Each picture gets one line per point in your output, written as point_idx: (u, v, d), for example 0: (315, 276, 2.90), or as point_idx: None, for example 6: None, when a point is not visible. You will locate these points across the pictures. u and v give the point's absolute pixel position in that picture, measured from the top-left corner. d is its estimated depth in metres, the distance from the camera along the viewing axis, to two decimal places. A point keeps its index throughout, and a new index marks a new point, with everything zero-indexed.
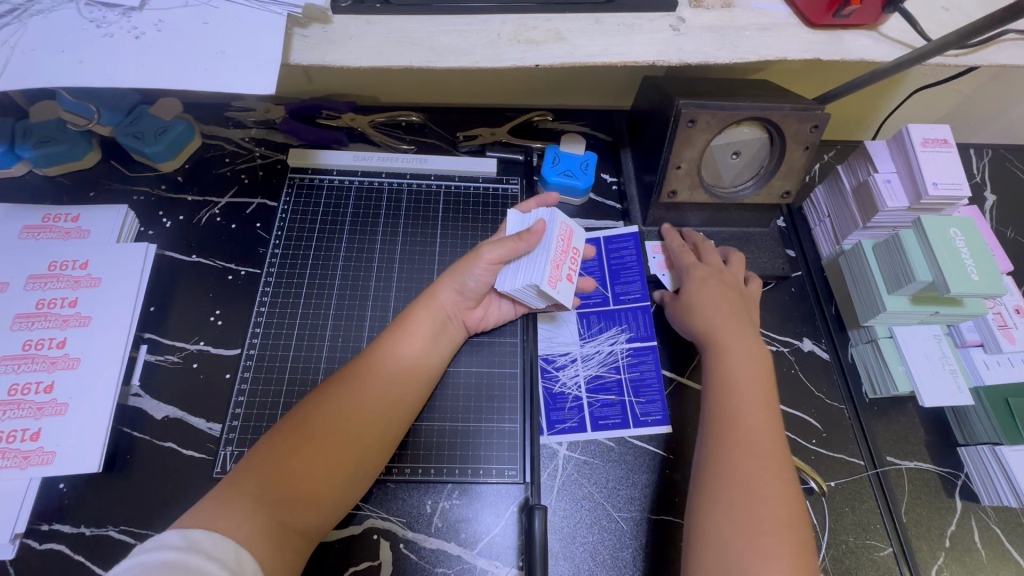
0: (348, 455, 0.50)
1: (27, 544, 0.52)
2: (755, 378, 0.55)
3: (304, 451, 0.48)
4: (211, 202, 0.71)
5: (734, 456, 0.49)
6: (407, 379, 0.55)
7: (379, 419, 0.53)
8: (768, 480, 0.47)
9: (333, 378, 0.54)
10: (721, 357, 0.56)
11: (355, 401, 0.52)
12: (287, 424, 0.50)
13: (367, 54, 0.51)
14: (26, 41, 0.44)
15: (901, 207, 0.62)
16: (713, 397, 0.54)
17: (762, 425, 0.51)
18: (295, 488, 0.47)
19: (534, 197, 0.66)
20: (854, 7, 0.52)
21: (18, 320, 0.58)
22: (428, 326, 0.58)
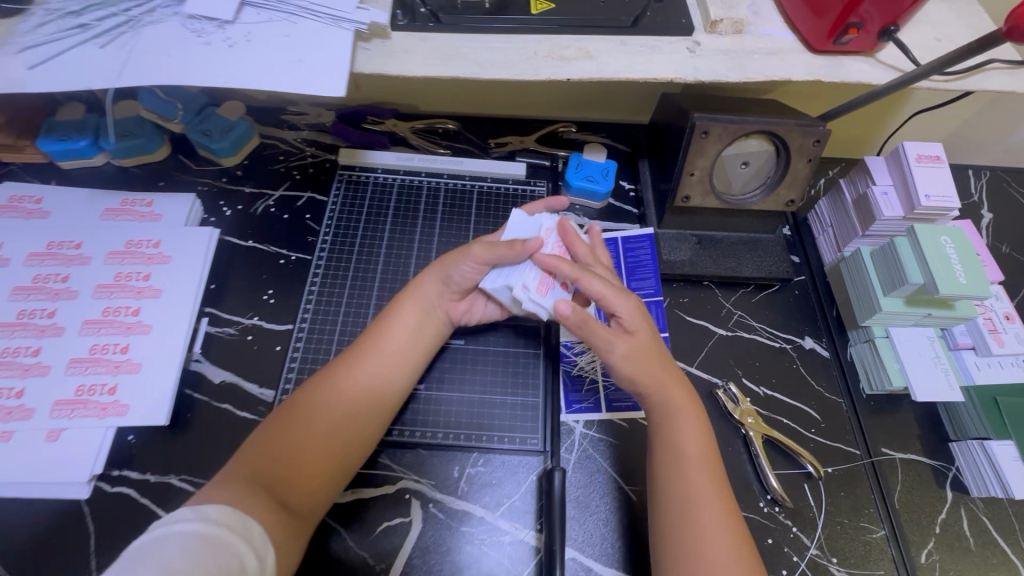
0: (335, 446, 0.55)
1: (100, 486, 0.58)
2: (704, 430, 0.56)
3: (289, 451, 0.52)
4: (266, 195, 0.78)
5: (691, 532, 0.50)
6: (387, 376, 0.59)
7: (359, 412, 0.57)
8: (727, 555, 0.49)
9: (311, 383, 0.57)
10: (671, 424, 0.56)
11: (336, 401, 0.56)
12: (272, 427, 0.54)
13: (421, 65, 0.59)
14: (138, 46, 0.52)
15: (896, 216, 0.67)
16: (667, 469, 0.54)
17: (716, 494, 0.52)
18: (288, 480, 0.51)
19: (542, 201, 0.71)
20: (852, 36, 0.59)
21: (100, 289, 0.65)
22: (410, 322, 0.62)
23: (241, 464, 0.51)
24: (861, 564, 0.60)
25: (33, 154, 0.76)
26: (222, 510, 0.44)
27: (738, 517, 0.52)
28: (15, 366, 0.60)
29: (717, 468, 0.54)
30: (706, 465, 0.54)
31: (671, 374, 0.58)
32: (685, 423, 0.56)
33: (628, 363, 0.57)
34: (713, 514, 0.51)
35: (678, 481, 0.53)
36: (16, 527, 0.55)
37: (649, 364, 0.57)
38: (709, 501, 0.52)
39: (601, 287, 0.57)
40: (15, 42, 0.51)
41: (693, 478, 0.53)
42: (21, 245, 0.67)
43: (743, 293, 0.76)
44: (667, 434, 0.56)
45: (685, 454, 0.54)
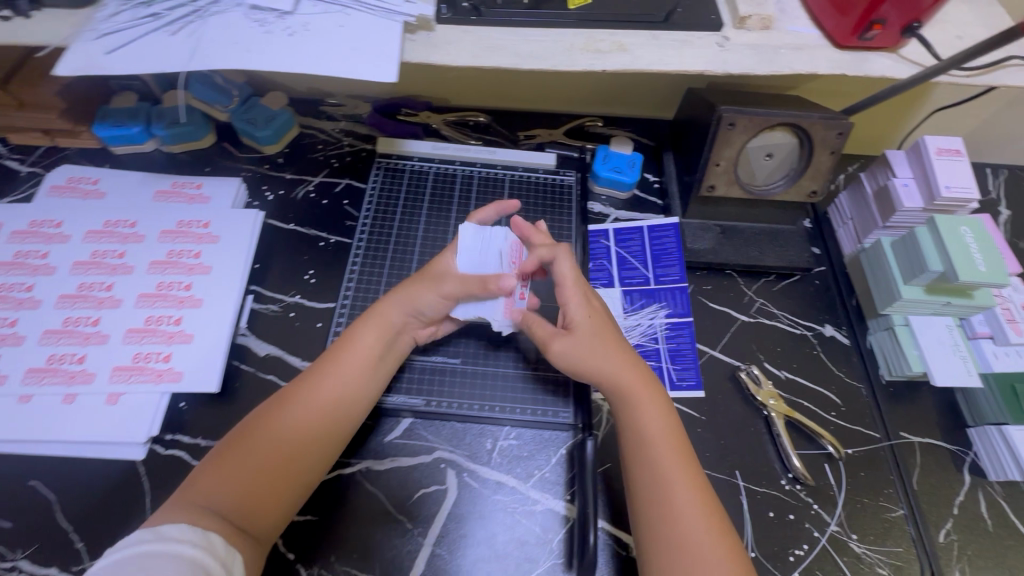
0: (291, 468, 0.54)
1: (154, 448, 0.61)
2: (664, 407, 0.58)
3: (242, 472, 0.51)
4: (306, 181, 0.82)
5: (668, 513, 0.51)
6: (343, 395, 0.58)
7: (315, 431, 0.56)
8: (705, 531, 0.50)
9: (264, 406, 0.56)
10: (633, 409, 0.57)
11: (292, 421, 0.55)
12: (223, 451, 0.52)
13: (464, 56, 0.62)
14: (206, 34, 0.55)
15: (916, 207, 0.70)
16: (634, 453, 0.56)
17: (684, 474, 0.53)
18: (245, 501, 0.50)
19: (492, 205, 0.69)
20: (876, 32, 0.61)
21: (154, 265, 0.69)
22: (371, 341, 0.61)
23: (192, 486, 0.50)
24: (880, 541, 0.62)
25: (89, 138, 0.80)
26: (191, 530, 0.44)
27: (710, 494, 0.53)
28: (77, 335, 0.64)
29: (681, 443, 0.56)
30: (668, 439, 0.56)
31: (626, 357, 0.60)
32: (644, 404, 0.58)
33: (587, 352, 0.60)
34: (682, 490, 0.52)
35: (645, 460, 0.55)
36: (78, 484, 0.58)
37: (600, 350, 0.60)
38: (678, 475, 0.53)
39: (565, 273, 0.63)
40: (95, 29, 0.55)
41: (657, 454, 0.55)
42: (81, 223, 0.71)
43: (765, 282, 0.78)
44: (631, 417, 0.57)
45: (648, 434, 0.56)
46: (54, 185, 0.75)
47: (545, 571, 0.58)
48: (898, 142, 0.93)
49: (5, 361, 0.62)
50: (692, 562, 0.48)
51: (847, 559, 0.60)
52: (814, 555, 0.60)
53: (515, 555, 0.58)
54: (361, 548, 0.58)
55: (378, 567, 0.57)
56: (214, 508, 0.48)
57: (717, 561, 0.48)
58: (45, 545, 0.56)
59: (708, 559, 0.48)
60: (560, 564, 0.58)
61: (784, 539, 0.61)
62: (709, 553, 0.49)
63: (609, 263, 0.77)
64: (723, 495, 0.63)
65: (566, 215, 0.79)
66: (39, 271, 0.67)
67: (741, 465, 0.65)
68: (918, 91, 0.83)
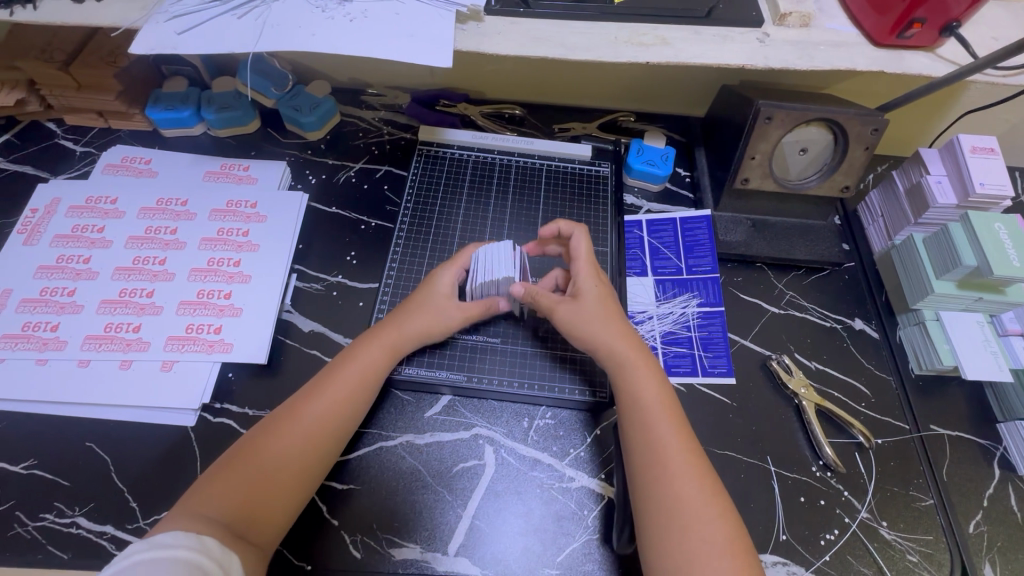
0: (292, 479, 0.53)
1: (204, 416, 0.63)
2: (658, 376, 0.60)
3: (245, 482, 0.51)
4: (347, 167, 0.84)
5: (660, 475, 0.53)
6: (344, 407, 0.58)
7: (317, 442, 0.55)
8: (699, 496, 0.51)
9: (267, 419, 0.56)
10: (630, 381, 0.59)
11: (294, 432, 0.55)
12: (227, 462, 0.52)
13: (513, 46, 0.63)
14: (272, 18, 0.58)
15: (950, 204, 0.71)
16: (630, 419, 0.57)
17: (679, 442, 0.55)
18: (245, 507, 0.50)
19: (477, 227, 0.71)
20: (916, 30, 0.62)
21: (205, 242, 0.72)
22: (374, 355, 0.61)
23: (196, 495, 0.50)
24: (911, 530, 0.62)
25: (140, 121, 0.83)
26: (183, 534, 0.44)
27: (703, 460, 0.55)
28: (133, 305, 0.67)
29: (675, 409, 0.58)
30: (663, 406, 0.57)
31: (621, 331, 0.62)
32: (639, 374, 0.59)
33: (586, 326, 0.62)
34: (675, 455, 0.54)
35: (640, 423, 0.57)
36: (133, 447, 0.61)
37: (600, 324, 0.62)
38: (672, 439, 0.55)
39: (582, 249, 0.67)
40: (165, 11, 0.58)
41: (652, 417, 0.56)
42: (134, 200, 0.75)
43: (795, 275, 0.79)
44: (626, 384, 0.59)
45: (643, 399, 0.58)
46: (109, 163, 0.79)
47: (581, 544, 0.59)
48: (930, 142, 0.94)
49: (66, 328, 0.65)
50: (683, 518, 0.50)
51: (878, 546, 0.61)
52: (844, 540, 0.61)
53: (551, 529, 0.60)
54: (402, 516, 0.60)
55: (419, 535, 0.59)
56: (216, 516, 0.48)
57: (710, 519, 0.50)
58: (102, 504, 0.58)
59: (701, 516, 0.50)
60: (596, 538, 0.59)
61: (815, 523, 0.62)
62: (702, 511, 0.50)
63: (642, 253, 0.79)
64: (755, 479, 0.64)
65: (600, 204, 0.81)
66: (96, 244, 0.71)
67: (773, 451, 0.66)
68: (948, 93, 0.84)
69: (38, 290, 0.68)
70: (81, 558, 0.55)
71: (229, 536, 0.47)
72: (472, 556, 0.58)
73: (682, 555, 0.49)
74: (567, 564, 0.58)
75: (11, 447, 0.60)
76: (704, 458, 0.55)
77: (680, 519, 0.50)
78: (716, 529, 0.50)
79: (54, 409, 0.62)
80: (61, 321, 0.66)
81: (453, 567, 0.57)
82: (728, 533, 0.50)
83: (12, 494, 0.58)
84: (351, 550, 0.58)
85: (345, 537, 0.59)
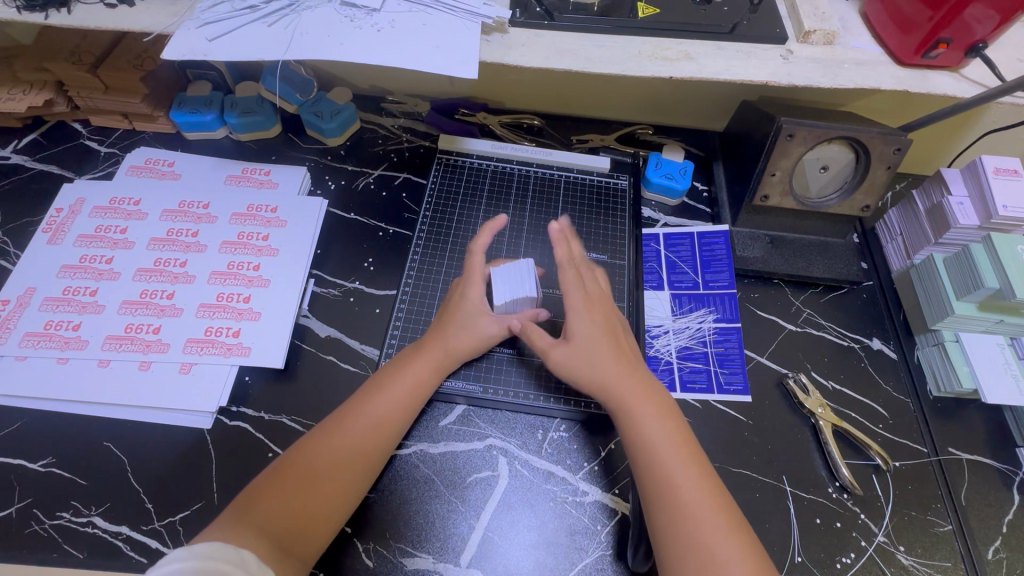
0: (339, 492, 0.54)
1: (220, 419, 0.63)
2: (665, 414, 0.58)
3: (296, 494, 0.51)
4: (366, 173, 0.85)
5: (681, 519, 0.51)
6: (393, 422, 0.58)
7: (366, 456, 0.56)
8: (725, 538, 0.49)
9: (313, 431, 0.56)
10: (637, 422, 0.57)
11: (343, 444, 0.55)
12: (278, 471, 0.53)
13: (536, 58, 0.61)
14: (302, 27, 0.59)
15: (972, 225, 0.70)
16: (640, 461, 0.55)
17: (696, 482, 0.53)
18: (286, 523, 0.49)
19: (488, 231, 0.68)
20: (941, 50, 0.61)
21: (226, 245, 0.73)
22: (422, 371, 0.61)
23: (248, 505, 0.50)
24: (928, 555, 0.62)
25: (165, 124, 0.84)
26: (194, 548, 0.42)
27: (724, 496, 0.53)
28: (153, 306, 0.68)
29: (687, 443, 0.56)
30: (675, 443, 0.55)
31: (626, 364, 0.60)
32: (645, 413, 0.57)
33: (592, 362, 0.60)
34: (694, 496, 0.51)
35: (653, 464, 0.54)
36: (149, 448, 0.61)
37: (609, 359, 0.60)
38: (686, 476, 0.53)
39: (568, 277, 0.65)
40: (197, 18, 0.59)
41: (661, 455, 0.54)
42: (157, 202, 0.76)
43: (812, 293, 0.79)
44: (631, 425, 0.57)
45: (649, 438, 0.56)
46: (133, 165, 0.80)
47: (594, 560, 0.59)
48: (950, 162, 0.94)
49: (87, 327, 0.66)
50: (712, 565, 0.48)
51: (894, 570, 0.61)
52: (861, 564, 0.61)
53: (564, 543, 0.60)
54: (414, 524, 0.60)
55: (432, 546, 0.59)
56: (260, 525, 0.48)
57: (732, 559, 0.48)
58: (118, 504, 0.58)
59: (722, 557, 0.48)
60: (609, 554, 0.59)
61: (831, 546, 0.61)
62: (731, 555, 0.48)
63: (659, 266, 0.79)
64: (770, 498, 0.64)
65: (618, 216, 0.81)
66: (118, 245, 0.72)
67: (789, 471, 0.66)
68: (970, 113, 0.84)
69: (61, 289, 0.69)
70: (97, 557, 0.55)
71: (274, 550, 0.47)
72: (485, 570, 0.58)
73: None
74: None
75: (30, 444, 0.61)
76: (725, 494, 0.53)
77: (700, 562, 0.48)
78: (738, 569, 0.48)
79: (73, 408, 0.62)
80: (82, 321, 0.66)
81: None
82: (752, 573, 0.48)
83: (30, 491, 0.58)
84: (362, 559, 0.58)
85: (358, 545, 0.58)
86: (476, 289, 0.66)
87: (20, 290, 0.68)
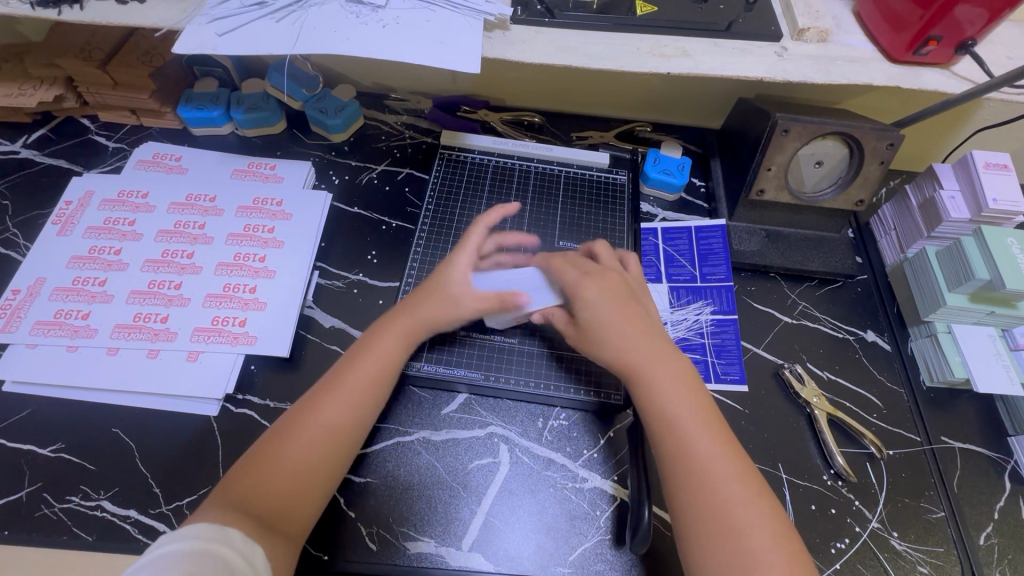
0: (318, 472, 0.54)
1: (226, 406, 0.64)
2: (686, 382, 0.57)
3: (273, 478, 0.51)
4: (370, 168, 0.86)
5: (702, 484, 0.52)
6: (366, 395, 0.58)
7: (342, 430, 0.56)
8: (744, 501, 0.50)
9: (286, 415, 0.56)
10: (657, 392, 0.57)
11: (316, 426, 0.55)
12: (257, 450, 0.53)
13: (537, 54, 0.63)
14: (308, 22, 0.60)
15: (963, 218, 0.72)
16: (663, 430, 0.55)
17: (718, 450, 0.53)
18: (266, 506, 0.50)
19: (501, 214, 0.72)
20: (931, 47, 0.62)
21: (232, 237, 0.74)
22: (391, 343, 0.61)
23: (224, 491, 0.50)
24: (921, 541, 0.63)
25: (172, 120, 0.86)
26: (200, 526, 0.45)
27: (744, 460, 0.54)
28: (160, 296, 0.69)
29: (706, 414, 0.56)
30: (695, 410, 0.56)
31: (639, 335, 0.60)
32: (663, 379, 0.57)
33: (602, 335, 0.60)
34: (713, 462, 0.52)
35: (672, 431, 0.55)
36: (158, 434, 0.62)
37: (625, 330, 0.60)
38: (706, 443, 0.54)
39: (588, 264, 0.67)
40: (207, 14, 0.60)
41: (678, 422, 0.55)
42: (164, 195, 0.77)
43: (807, 286, 0.80)
44: (651, 394, 0.57)
45: (667, 410, 0.56)
46: (141, 159, 0.81)
47: (594, 544, 0.60)
48: (943, 158, 0.95)
49: (96, 316, 0.67)
50: (730, 527, 0.49)
51: (888, 555, 0.62)
52: (855, 549, 0.62)
53: (564, 528, 0.61)
54: (417, 510, 0.61)
55: (433, 530, 0.60)
56: (243, 505, 0.49)
57: (754, 527, 0.49)
58: (126, 489, 0.59)
59: (744, 525, 0.49)
60: (608, 539, 0.60)
61: (827, 531, 0.63)
62: (750, 517, 0.50)
63: (657, 259, 0.80)
64: (766, 484, 0.65)
65: (617, 210, 0.83)
66: (127, 237, 0.73)
67: (784, 459, 0.67)
68: (963, 110, 0.85)
69: (70, 279, 0.70)
70: (106, 539, 0.57)
71: (259, 528, 0.48)
72: (487, 553, 0.59)
73: (735, 563, 0.48)
74: (579, 563, 0.59)
75: (41, 430, 0.62)
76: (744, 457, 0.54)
77: (720, 524, 0.50)
78: (759, 536, 0.49)
79: (82, 395, 0.64)
80: (91, 310, 0.68)
81: (466, 562, 0.58)
82: (774, 538, 0.49)
83: (40, 476, 0.60)
84: (367, 542, 0.59)
85: (361, 529, 0.60)
86: (465, 258, 0.66)
87: (29, 280, 0.70)
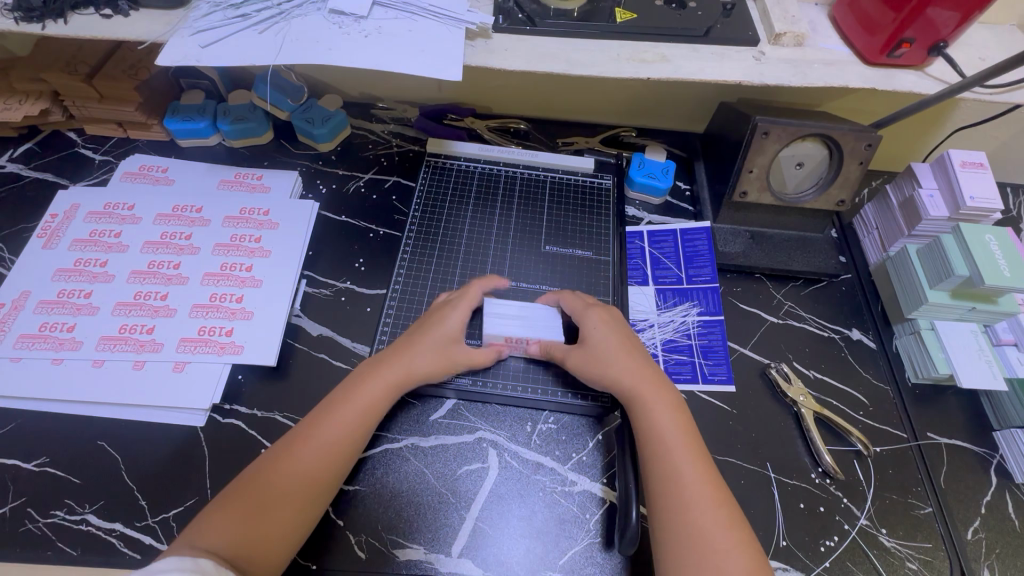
0: (296, 509, 0.54)
1: (213, 416, 0.64)
2: (676, 409, 0.60)
3: (251, 511, 0.52)
4: (357, 177, 0.87)
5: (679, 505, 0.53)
6: (344, 442, 0.57)
7: (315, 473, 0.55)
8: (718, 527, 0.51)
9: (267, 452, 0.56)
10: (650, 415, 0.59)
11: (294, 466, 0.55)
12: (233, 490, 0.53)
13: (518, 62, 0.64)
14: (291, 33, 0.61)
15: (942, 216, 0.73)
16: (651, 452, 0.57)
17: (698, 474, 0.55)
18: (242, 539, 0.50)
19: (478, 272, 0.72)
20: (904, 50, 0.63)
21: (219, 247, 0.75)
22: (373, 391, 0.60)
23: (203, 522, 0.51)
24: (910, 537, 0.63)
25: (159, 132, 0.86)
26: (183, 557, 0.46)
27: (721, 487, 0.55)
28: (147, 307, 0.69)
29: (693, 440, 0.58)
30: (680, 434, 0.58)
31: (637, 365, 0.63)
32: (654, 404, 0.60)
33: (603, 362, 0.63)
34: (692, 486, 0.54)
35: (658, 452, 0.57)
36: (145, 445, 0.62)
37: (615, 361, 0.63)
38: (688, 467, 0.55)
39: (575, 302, 0.69)
40: (190, 27, 0.61)
41: (667, 447, 0.57)
42: (152, 207, 0.77)
43: (793, 286, 0.81)
44: (643, 417, 0.59)
45: (657, 429, 0.58)
46: (127, 171, 0.81)
47: (584, 547, 0.60)
48: (924, 157, 0.97)
49: (81, 329, 0.67)
50: (703, 551, 0.50)
51: (877, 552, 0.62)
52: (844, 547, 0.62)
53: (554, 531, 0.61)
54: (406, 517, 0.61)
55: (422, 537, 0.60)
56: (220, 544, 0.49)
57: (729, 550, 0.50)
58: (111, 500, 0.59)
59: (719, 547, 0.50)
60: (598, 542, 0.60)
61: (815, 530, 0.63)
62: (722, 542, 0.50)
63: (643, 263, 0.81)
64: (756, 484, 0.65)
65: (604, 214, 0.83)
66: (112, 248, 0.73)
67: (773, 458, 0.67)
68: (941, 109, 0.87)
69: (55, 292, 0.70)
70: (90, 552, 0.56)
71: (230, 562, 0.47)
72: (475, 558, 0.59)
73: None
74: (569, 566, 0.59)
75: (24, 444, 0.62)
76: (723, 485, 0.56)
77: (694, 547, 0.51)
78: (734, 561, 0.50)
79: (66, 407, 0.63)
80: (77, 322, 0.68)
81: (456, 569, 0.58)
82: (744, 561, 0.50)
83: (25, 490, 0.59)
84: (355, 551, 0.59)
85: (350, 537, 0.59)
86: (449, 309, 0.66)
87: (15, 293, 0.70)
